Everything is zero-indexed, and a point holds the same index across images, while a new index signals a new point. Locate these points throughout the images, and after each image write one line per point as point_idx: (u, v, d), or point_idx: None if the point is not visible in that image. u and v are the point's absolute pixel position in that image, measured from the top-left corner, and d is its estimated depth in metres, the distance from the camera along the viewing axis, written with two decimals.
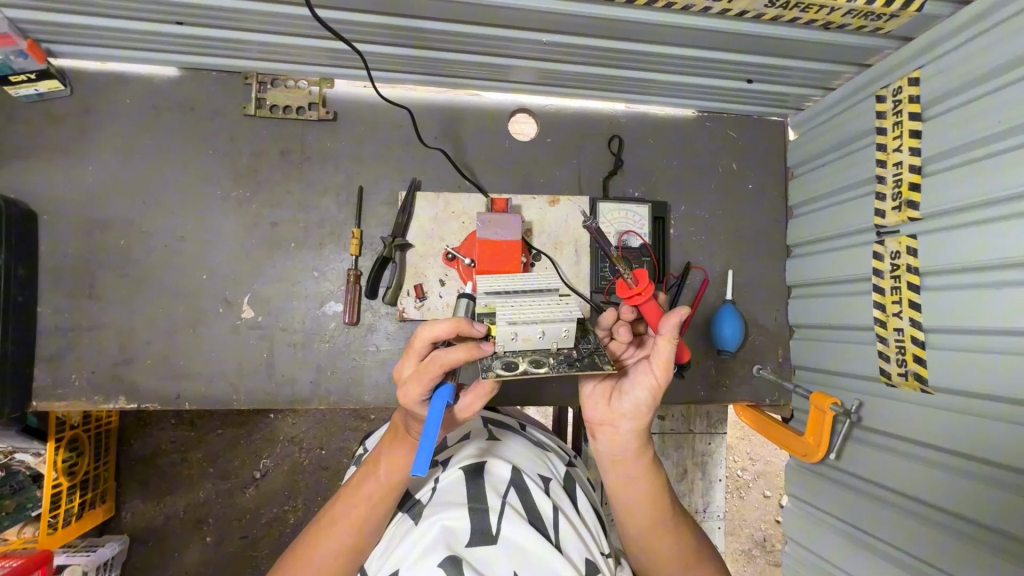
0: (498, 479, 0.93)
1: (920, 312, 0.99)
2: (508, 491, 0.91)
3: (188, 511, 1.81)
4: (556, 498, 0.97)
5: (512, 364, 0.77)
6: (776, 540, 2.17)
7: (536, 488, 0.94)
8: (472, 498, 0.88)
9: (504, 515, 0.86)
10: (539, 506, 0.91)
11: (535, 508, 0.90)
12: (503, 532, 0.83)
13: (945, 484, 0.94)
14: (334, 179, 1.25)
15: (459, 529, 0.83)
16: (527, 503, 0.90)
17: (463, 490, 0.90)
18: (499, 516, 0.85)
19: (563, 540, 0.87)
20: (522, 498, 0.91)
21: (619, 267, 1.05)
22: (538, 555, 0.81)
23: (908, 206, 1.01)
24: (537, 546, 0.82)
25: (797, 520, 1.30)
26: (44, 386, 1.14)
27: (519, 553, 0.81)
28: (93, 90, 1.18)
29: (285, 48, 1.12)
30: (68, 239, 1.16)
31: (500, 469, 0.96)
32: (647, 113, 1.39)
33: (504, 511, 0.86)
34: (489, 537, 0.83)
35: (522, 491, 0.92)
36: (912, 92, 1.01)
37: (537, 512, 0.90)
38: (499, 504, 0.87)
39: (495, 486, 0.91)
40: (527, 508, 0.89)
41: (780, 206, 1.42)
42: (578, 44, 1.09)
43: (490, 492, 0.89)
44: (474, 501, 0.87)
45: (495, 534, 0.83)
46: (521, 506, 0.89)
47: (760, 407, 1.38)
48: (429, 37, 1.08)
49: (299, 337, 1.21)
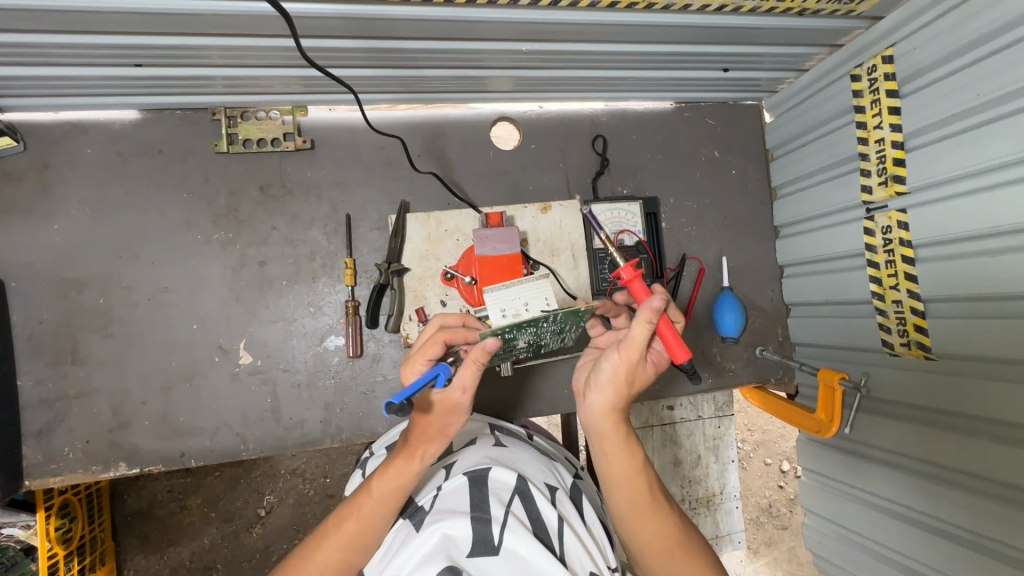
0: (502, 485, 0.85)
1: (916, 283, 1.03)
2: (512, 500, 0.83)
3: (193, 559, 1.72)
4: (562, 508, 0.89)
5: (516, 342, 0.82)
6: (782, 505, 2.20)
7: (542, 495, 0.87)
8: (475, 507, 0.80)
9: (508, 525, 0.78)
10: (545, 515, 0.83)
11: (541, 517, 0.82)
12: (506, 543, 0.76)
13: (957, 446, 0.97)
14: (319, 209, 1.20)
15: (460, 539, 0.75)
16: (532, 512, 0.83)
17: (465, 496, 0.83)
18: (502, 526, 0.78)
19: (567, 553, 0.79)
20: (527, 507, 0.83)
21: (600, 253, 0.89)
22: (542, 567, 0.74)
23: (895, 180, 1.04)
24: (541, 558, 0.74)
25: (815, 493, 1.34)
26: (36, 461, 1.07)
27: (520, 566, 0.73)
28: (49, 143, 1.11)
29: (254, 81, 1.07)
30: (42, 304, 1.09)
31: (504, 476, 0.87)
32: (627, 109, 1.38)
33: (507, 521, 0.78)
34: (490, 547, 0.75)
35: (527, 499, 0.84)
36: (887, 70, 1.04)
37: (542, 522, 0.82)
38: (502, 513, 0.80)
39: (499, 493, 0.84)
40: (531, 518, 0.82)
41: (765, 188, 1.44)
42: (558, 49, 1.07)
43: (494, 500, 0.82)
44: (477, 509, 0.80)
45: (496, 545, 0.76)
46: (525, 515, 0.81)
47: (765, 386, 1.42)
48: (405, 57, 1.04)
49: (303, 376, 1.17)
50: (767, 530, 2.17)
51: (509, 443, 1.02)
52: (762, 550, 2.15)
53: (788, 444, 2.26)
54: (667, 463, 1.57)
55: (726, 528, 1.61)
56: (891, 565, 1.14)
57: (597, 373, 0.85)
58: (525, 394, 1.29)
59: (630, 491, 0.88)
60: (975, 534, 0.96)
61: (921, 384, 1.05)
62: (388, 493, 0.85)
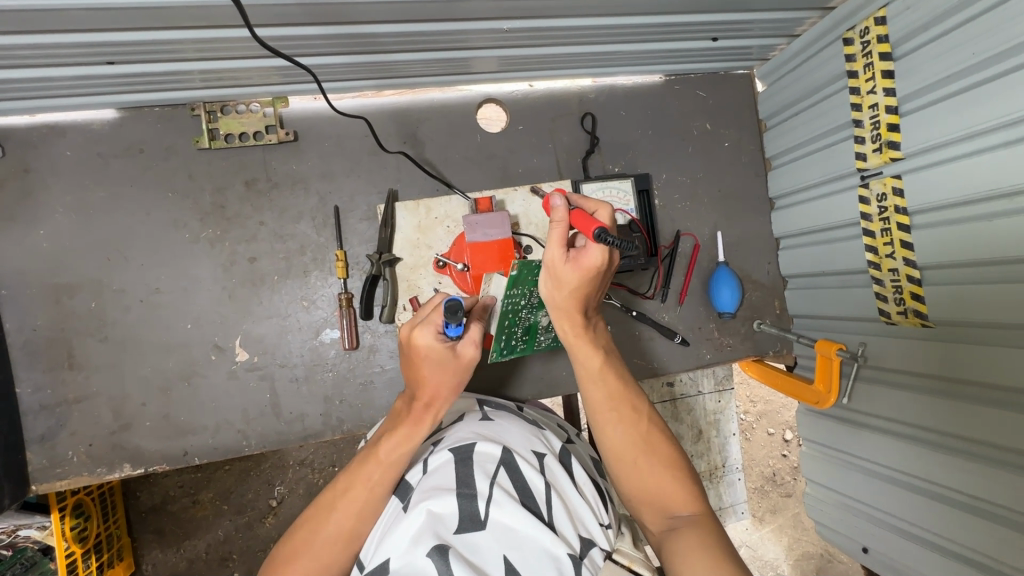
0: (487, 457, 0.86)
1: (913, 250, 1.02)
2: (497, 472, 0.84)
3: (209, 551, 1.76)
4: (551, 475, 0.89)
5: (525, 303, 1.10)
6: (786, 473, 2.22)
7: (529, 464, 0.87)
8: (460, 483, 0.81)
9: (493, 498, 0.79)
10: (532, 484, 0.84)
11: (529, 487, 0.83)
12: (492, 516, 0.77)
13: (957, 413, 0.98)
14: (306, 202, 1.19)
15: (447, 515, 0.76)
16: (519, 483, 0.83)
17: (450, 473, 0.83)
18: (488, 500, 0.78)
19: (556, 518, 0.81)
20: (513, 478, 0.84)
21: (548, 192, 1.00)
22: (530, 536, 0.75)
23: (890, 146, 1.02)
24: (529, 527, 0.76)
25: (817, 463, 1.35)
26: (42, 465, 1.09)
27: (508, 536, 0.75)
28: (28, 148, 1.09)
29: (231, 73, 1.04)
30: (35, 311, 1.09)
31: (488, 449, 0.87)
32: (615, 84, 1.35)
33: (493, 494, 0.79)
34: (477, 521, 0.76)
35: (513, 471, 0.85)
36: (879, 32, 1.02)
37: (530, 490, 0.83)
38: (487, 486, 0.80)
39: (484, 466, 0.84)
40: (518, 488, 0.82)
41: (758, 159, 1.42)
42: (540, 26, 1.05)
43: (479, 474, 0.82)
44: (462, 485, 0.80)
45: (483, 519, 0.76)
46: (511, 486, 0.82)
47: (763, 359, 1.42)
48: (377, 41, 1.01)
49: (300, 370, 1.18)
50: (771, 498, 2.20)
51: (497, 417, 1.02)
52: (767, 517, 2.18)
53: (790, 412, 2.27)
54: None
55: (729, 500, 1.64)
56: (890, 529, 1.16)
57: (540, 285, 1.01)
58: (524, 379, 1.29)
59: (600, 398, 0.98)
60: (973, 498, 0.97)
61: (920, 351, 1.04)
62: (392, 462, 0.90)
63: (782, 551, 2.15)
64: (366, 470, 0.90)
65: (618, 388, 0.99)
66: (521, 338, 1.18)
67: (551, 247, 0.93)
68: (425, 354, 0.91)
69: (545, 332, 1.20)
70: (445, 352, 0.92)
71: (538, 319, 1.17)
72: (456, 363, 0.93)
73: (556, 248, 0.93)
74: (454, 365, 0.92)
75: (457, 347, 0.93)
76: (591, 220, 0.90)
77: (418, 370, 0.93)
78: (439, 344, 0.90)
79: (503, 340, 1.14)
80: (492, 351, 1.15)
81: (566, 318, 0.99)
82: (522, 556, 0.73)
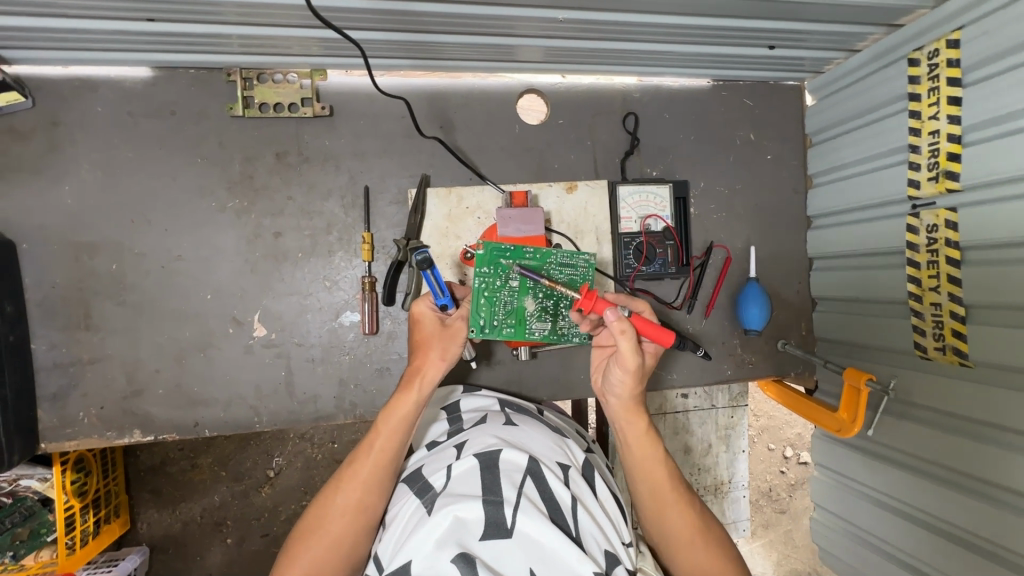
0: (514, 466, 0.85)
1: (960, 287, 0.98)
2: (524, 481, 0.83)
3: (205, 515, 1.76)
4: (576, 487, 0.89)
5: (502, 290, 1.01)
6: (782, 489, 2.21)
7: (554, 475, 0.86)
8: (486, 490, 0.80)
9: (520, 507, 0.78)
10: (558, 496, 0.83)
11: (554, 499, 0.83)
12: (519, 525, 0.76)
13: (990, 459, 0.95)
14: (337, 180, 1.16)
15: (472, 522, 0.76)
16: (545, 494, 0.83)
17: (476, 479, 0.83)
18: (515, 508, 0.78)
19: (581, 533, 0.80)
20: (539, 489, 0.83)
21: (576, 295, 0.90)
22: (556, 551, 0.75)
23: (947, 176, 0.98)
24: (555, 541, 0.75)
25: (830, 491, 1.34)
26: (51, 424, 1.07)
27: (535, 548, 0.74)
28: (58, 100, 1.06)
29: (271, 41, 1.00)
30: (54, 267, 1.07)
31: (515, 457, 0.86)
32: (661, 85, 1.31)
33: (520, 503, 0.79)
34: (503, 530, 0.76)
35: (540, 481, 0.84)
36: (951, 56, 0.97)
37: (556, 503, 0.82)
38: (514, 495, 0.80)
39: (510, 475, 0.83)
40: (543, 499, 0.82)
41: (799, 175, 1.38)
42: (596, 19, 1.01)
43: (506, 483, 0.82)
44: (489, 492, 0.80)
45: (510, 527, 0.76)
46: (538, 497, 0.81)
47: (784, 380, 1.39)
48: (426, 21, 0.98)
49: (317, 351, 1.16)
50: (765, 513, 2.19)
51: (521, 421, 1.01)
52: (759, 532, 2.17)
53: (793, 430, 2.25)
54: (676, 450, 1.57)
55: (731, 516, 1.63)
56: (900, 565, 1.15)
57: (611, 375, 1.01)
58: (541, 380, 1.26)
59: (656, 479, 0.99)
60: (996, 544, 0.96)
61: (952, 391, 1.02)
62: (395, 434, 0.96)
63: (771, 566, 2.14)
64: (371, 441, 0.96)
65: (672, 470, 1.01)
66: (506, 322, 1.03)
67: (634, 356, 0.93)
68: (423, 325, 1.03)
69: (535, 318, 1.04)
70: (437, 327, 1.03)
71: (523, 301, 1.03)
72: (448, 332, 1.02)
73: (636, 352, 0.92)
74: (443, 335, 1.01)
75: (447, 320, 1.04)
76: (661, 327, 0.88)
77: (417, 345, 1.02)
78: (434, 315, 1.04)
79: (482, 319, 1.01)
80: (470, 330, 1.02)
81: (634, 412, 1.00)
82: (547, 571, 0.73)
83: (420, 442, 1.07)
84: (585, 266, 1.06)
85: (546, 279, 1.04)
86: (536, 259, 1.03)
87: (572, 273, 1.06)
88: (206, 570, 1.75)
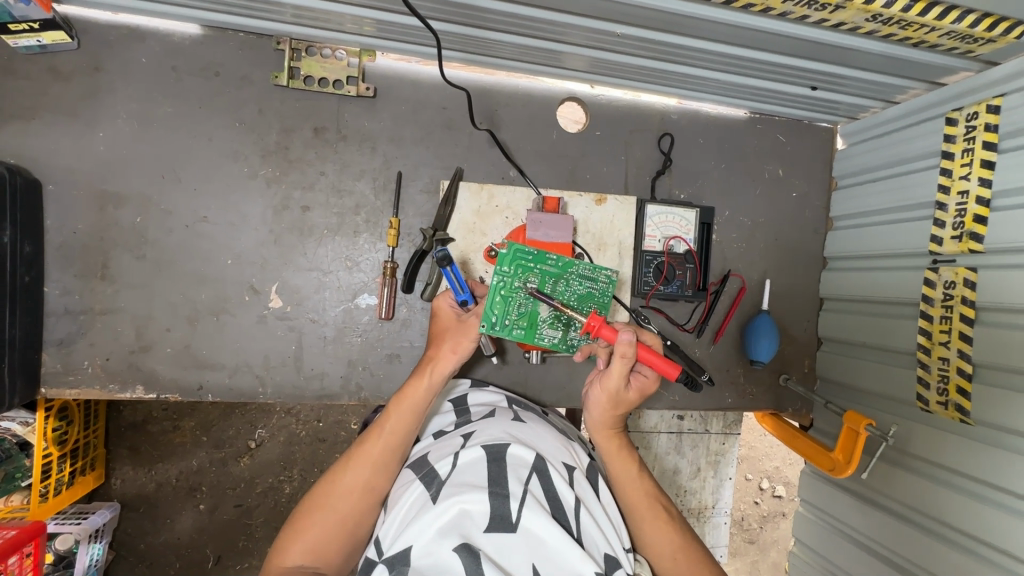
0: (520, 462, 0.86)
1: (970, 345, 1.00)
2: (530, 478, 0.84)
3: (180, 479, 1.73)
4: (579, 489, 0.90)
5: (519, 293, 1.01)
6: (754, 520, 2.23)
7: (559, 475, 0.87)
8: (493, 482, 0.81)
9: (526, 502, 0.79)
10: (562, 496, 0.84)
11: (559, 498, 0.84)
12: (523, 521, 0.77)
13: (978, 515, 0.97)
14: (371, 162, 1.16)
15: (478, 513, 0.77)
16: (550, 493, 0.84)
17: (482, 470, 0.84)
18: (520, 502, 0.79)
19: (583, 534, 0.82)
20: (545, 487, 0.84)
21: (571, 313, 0.93)
22: (560, 549, 0.76)
23: (971, 237, 1.01)
24: (558, 539, 0.76)
25: (814, 529, 1.36)
26: (54, 371, 1.06)
27: (538, 545, 0.76)
28: (103, 46, 1.05)
29: (326, 15, 1.00)
30: (77, 213, 1.06)
31: (522, 452, 0.87)
32: (699, 110, 1.33)
33: (526, 498, 0.79)
34: (508, 523, 0.77)
35: (545, 478, 0.85)
36: (989, 120, 0.99)
37: (560, 503, 0.83)
38: (520, 490, 0.81)
39: (517, 470, 0.84)
40: (548, 498, 0.83)
41: (821, 216, 1.40)
42: (651, 38, 1.02)
43: (512, 477, 0.82)
44: (495, 485, 0.81)
45: (514, 522, 0.77)
46: (543, 495, 0.83)
47: (781, 414, 1.41)
48: (485, 17, 0.98)
49: (330, 329, 1.16)
50: (734, 541, 2.21)
51: (528, 420, 1.03)
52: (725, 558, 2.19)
53: (771, 463, 2.26)
54: (665, 470, 1.59)
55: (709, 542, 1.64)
56: None
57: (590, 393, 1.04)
58: (547, 385, 1.27)
59: (634, 494, 1.01)
60: None
61: (946, 444, 1.04)
62: (403, 420, 0.97)
63: None
64: (382, 424, 0.97)
65: (649, 485, 1.03)
66: (517, 323, 1.01)
67: (620, 375, 0.95)
68: (442, 319, 1.07)
69: (548, 325, 1.02)
70: (455, 322, 1.05)
71: (538, 305, 1.01)
72: (462, 328, 1.03)
73: (622, 377, 0.96)
74: (458, 329, 1.02)
75: (464, 316, 1.06)
76: (668, 359, 0.89)
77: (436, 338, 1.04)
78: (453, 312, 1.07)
79: (495, 315, 1.00)
80: (481, 325, 1.00)
81: (608, 431, 1.03)
82: (549, 567, 0.74)
83: (426, 431, 1.07)
84: (605, 282, 1.07)
85: (563, 288, 1.04)
86: (557, 268, 1.03)
87: (591, 287, 1.06)
88: (175, 533, 1.73)
